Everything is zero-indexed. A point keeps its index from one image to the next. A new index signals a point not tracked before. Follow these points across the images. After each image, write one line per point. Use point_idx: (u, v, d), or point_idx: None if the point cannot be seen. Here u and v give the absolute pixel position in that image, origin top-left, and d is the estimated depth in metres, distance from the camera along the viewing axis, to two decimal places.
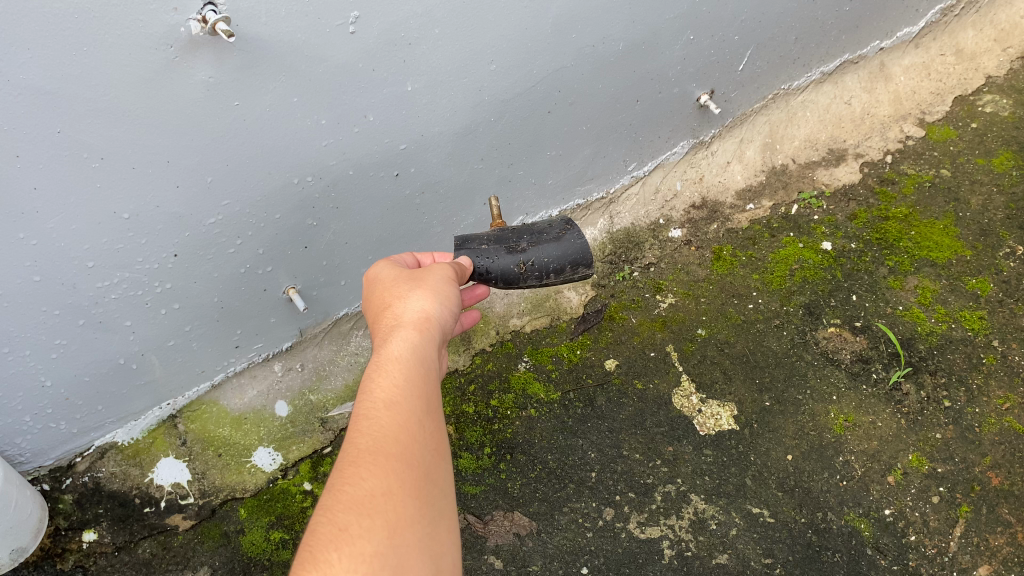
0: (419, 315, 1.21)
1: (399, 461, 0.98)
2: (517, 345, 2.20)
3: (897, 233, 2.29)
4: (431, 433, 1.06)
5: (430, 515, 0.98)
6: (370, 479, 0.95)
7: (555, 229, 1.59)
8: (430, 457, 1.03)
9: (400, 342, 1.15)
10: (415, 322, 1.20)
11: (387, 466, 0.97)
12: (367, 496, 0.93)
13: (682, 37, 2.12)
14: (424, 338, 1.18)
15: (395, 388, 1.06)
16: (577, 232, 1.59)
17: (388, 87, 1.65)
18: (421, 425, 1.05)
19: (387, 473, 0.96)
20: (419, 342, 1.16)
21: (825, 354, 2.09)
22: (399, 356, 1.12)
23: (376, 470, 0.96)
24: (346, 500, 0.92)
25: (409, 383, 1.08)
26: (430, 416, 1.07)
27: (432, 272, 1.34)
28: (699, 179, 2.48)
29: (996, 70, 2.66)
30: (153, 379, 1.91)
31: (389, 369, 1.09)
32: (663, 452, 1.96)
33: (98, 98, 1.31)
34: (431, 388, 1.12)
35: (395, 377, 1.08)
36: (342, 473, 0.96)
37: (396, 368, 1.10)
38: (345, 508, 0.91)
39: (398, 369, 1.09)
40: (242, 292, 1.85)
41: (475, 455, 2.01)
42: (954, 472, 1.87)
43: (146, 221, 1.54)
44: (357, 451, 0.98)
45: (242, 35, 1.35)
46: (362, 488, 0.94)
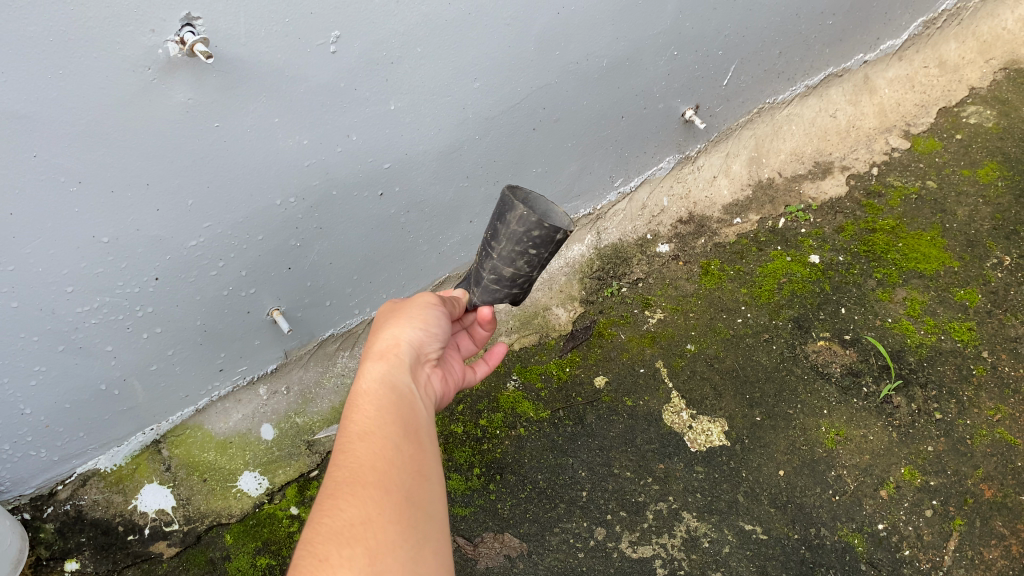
0: (389, 344, 1.23)
1: (376, 488, 0.97)
2: (505, 364, 2.18)
3: (885, 245, 2.28)
4: (411, 456, 1.04)
5: (418, 536, 0.96)
6: (348, 509, 0.95)
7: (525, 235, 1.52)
8: (412, 480, 1.01)
9: (371, 373, 1.16)
10: (384, 352, 1.21)
11: (364, 495, 0.97)
12: (345, 526, 0.93)
13: (666, 52, 2.12)
14: (393, 365, 1.19)
15: (368, 419, 1.07)
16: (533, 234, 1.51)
17: (372, 106, 1.64)
18: (399, 448, 1.04)
19: (364, 501, 0.96)
20: (388, 369, 1.18)
21: (815, 368, 2.07)
22: (369, 387, 1.13)
23: (353, 500, 0.96)
24: (325, 532, 0.93)
25: (382, 411, 1.09)
26: (409, 440, 1.06)
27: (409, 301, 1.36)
28: (686, 194, 2.48)
29: (979, 81, 2.67)
30: (136, 404, 1.89)
31: (361, 402, 1.10)
32: (654, 469, 1.94)
33: (74, 121, 1.30)
34: (408, 413, 1.11)
35: (368, 408, 1.09)
36: (322, 508, 0.97)
37: (369, 400, 1.10)
38: (323, 540, 0.92)
39: (369, 400, 1.10)
40: (225, 315, 1.83)
41: (464, 476, 1.99)
42: (947, 485, 1.86)
43: (126, 245, 1.52)
44: (335, 485, 0.99)
45: (221, 56, 1.34)
46: (340, 519, 0.94)
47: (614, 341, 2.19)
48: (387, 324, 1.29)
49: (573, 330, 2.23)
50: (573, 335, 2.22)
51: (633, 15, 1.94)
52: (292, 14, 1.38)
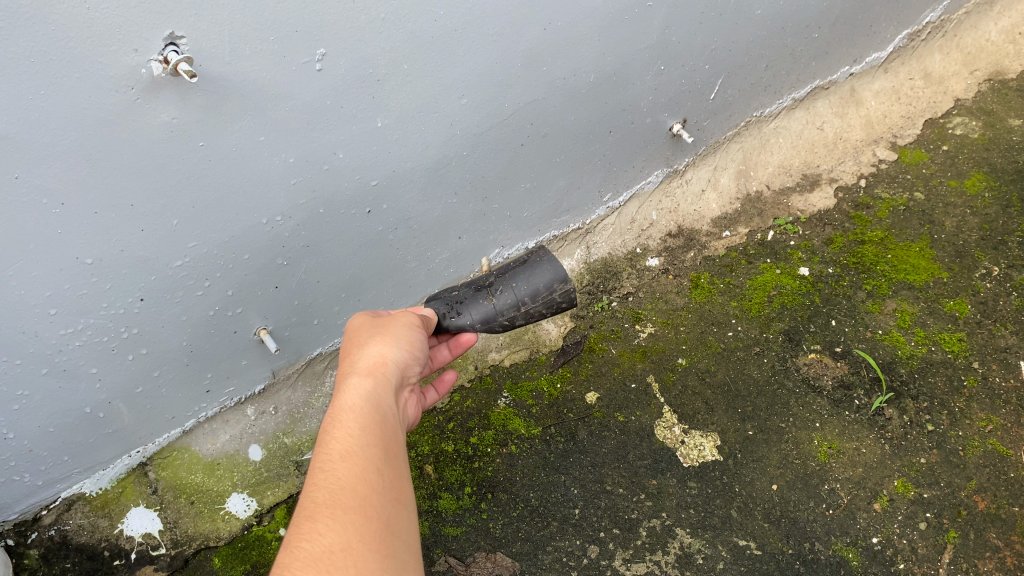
0: (373, 361, 1.20)
1: (358, 513, 0.96)
2: (496, 380, 2.17)
3: (874, 257, 2.29)
4: (390, 482, 1.03)
5: (396, 566, 0.94)
6: (329, 533, 0.93)
7: (527, 261, 1.72)
8: (389, 507, 1.00)
9: (354, 390, 1.13)
10: (369, 369, 1.18)
11: (345, 520, 0.95)
12: (326, 551, 0.91)
13: (653, 67, 2.12)
14: (377, 384, 1.17)
15: (351, 439, 1.05)
16: (551, 255, 1.71)
17: (358, 124, 1.63)
18: (380, 474, 1.02)
19: (345, 526, 0.94)
20: (372, 388, 1.15)
21: (806, 381, 2.07)
22: (352, 405, 1.10)
23: (335, 524, 0.94)
24: (305, 555, 0.90)
25: (364, 433, 1.07)
26: (389, 465, 1.05)
27: (395, 322, 1.34)
28: (675, 208, 2.48)
29: (965, 92, 2.69)
30: (122, 427, 1.86)
31: (344, 420, 1.07)
32: (647, 485, 1.93)
33: (56, 142, 1.28)
34: (387, 435, 1.09)
35: (350, 428, 1.06)
36: (301, 529, 0.94)
37: (351, 419, 1.08)
38: (304, 564, 0.89)
39: (353, 419, 1.08)
40: (212, 335, 1.81)
41: (455, 495, 1.97)
42: (941, 497, 1.85)
43: (110, 266, 1.50)
44: (315, 506, 0.96)
45: (206, 75, 1.33)
46: (320, 543, 0.92)
47: (604, 356, 2.18)
48: (370, 340, 1.26)
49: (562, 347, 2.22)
50: (562, 352, 2.20)
51: (619, 30, 1.95)
52: (277, 33, 1.37)
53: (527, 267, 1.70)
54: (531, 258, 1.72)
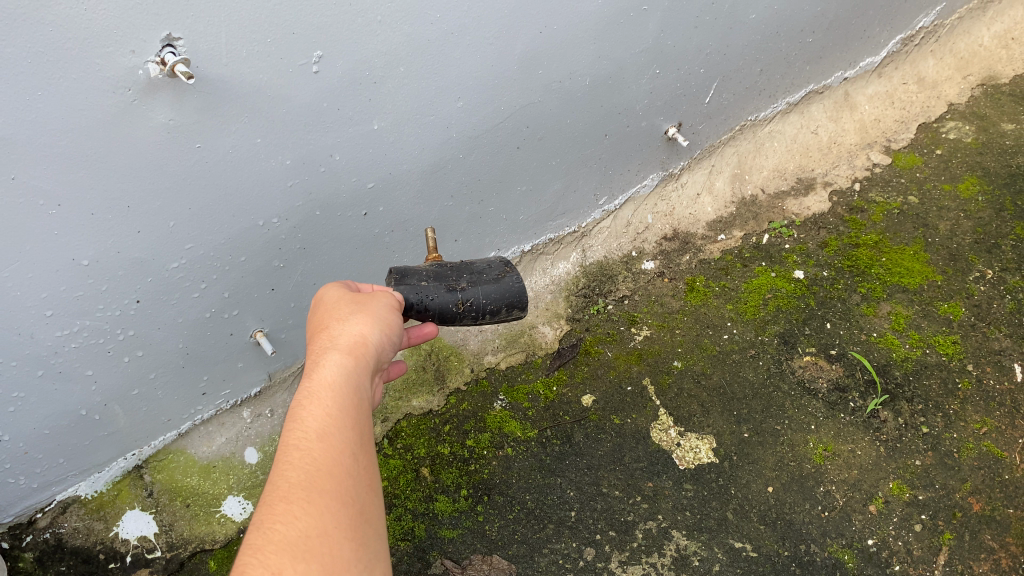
0: (355, 338, 1.12)
1: (333, 499, 0.90)
2: (492, 383, 2.17)
3: (869, 260, 2.30)
4: (366, 468, 0.97)
5: (368, 557, 0.90)
6: (304, 517, 0.87)
7: (495, 269, 1.57)
8: (364, 493, 0.94)
9: (334, 366, 1.05)
10: (351, 346, 1.10)
11: (321, 505, 0.89)
12: (301, 537, 0.85)
13: (648, 70, 2.13)
14: (358, 364, 1.08)
15: (329, 419, 0.97)
16: (519, 275, 1.57)
17: (355, 126, 1.63)
18: (356, 458, 0.96)
19: (321, 512, 0.88)
20: (353, 367, 1.07)
21: (802, 383, 2.07)
22: (332, 382, 1.02)
23: (310, 508, 0.88)
24: (278, 540, 0.84)
25: (342, 412, 0.99)
26: (365, 450, 0.99)
27: (377, 299, 1.25)
28: (670, 212, 2.49)
29: (958, 97, 2.70)
30: (117, 429, 1.86)
31: (321, 396, 1.00)
32: (643, 488, 1.93)
33: (53, 143, 1.29)
34: (363, 418, 1.03)
35: (328, 406, 0.99)
36: (273, 509, 0.88)
37: (330, 397, 1.00)
38: (277, 550, 0.83)
39: (331, 396, 1.00)
40: (208, 337, 1.81)
41: (451, 498, 1.97)
42: (935, 499, 1.85)
43: (106, 267, 1.50)
44: (288, 486, 0.90)
45: (203, 76, 1.33)
46: (295, 528, 0.86)
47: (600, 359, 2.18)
48: (352, 313, 1.17)
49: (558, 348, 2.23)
50: (558, 353, 2.21)
51: (615, 34, 1.95)
52: (274, 34, 1.38)
53: (496, 278, 1.55)
54: (497, 268, 1.57)
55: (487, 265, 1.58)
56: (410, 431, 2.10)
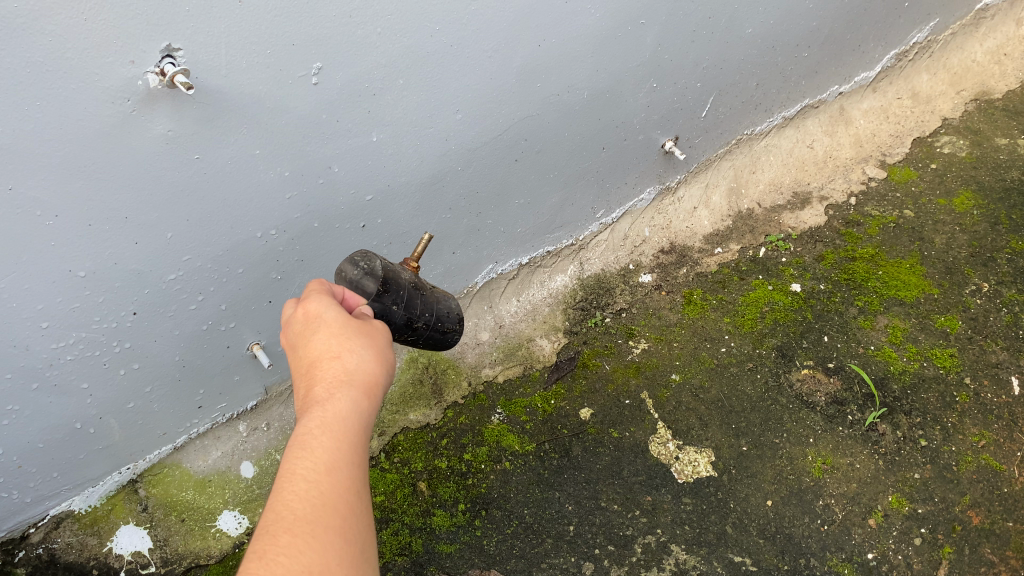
0: (362, 369, 1.09)
1: (337, 537, 0.88)
2: (489, 397, 2.16)
3: (865, 274, 2.30)
4: (365, 510, 0.95)
5: None
6: (308, 551, 0.84)
7: (452, 318, 1.55)
8: (363, 535, 0.92)
9: (344, 398, 1.03)
10: (360, 379, 1.07)
11: (325, 541, 0.87)
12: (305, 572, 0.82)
13: (646, 84, 2.14)
14: (365, 399, 1.06)
15: (338, 455, 0.95)
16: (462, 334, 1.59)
17: (353, 138, 1.63)
18: (358, 497, 0.94)
19: (325, 548, 0.86)
20: (361, 401, 1.05)
21: (799, 397, 2.06)
22: (342, 415, 1.00)
23: (314, 543, 0.86)
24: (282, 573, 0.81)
25: (349, 448, 0.97)
26: (365, 491, 0.97)
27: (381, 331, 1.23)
28: (667, 225, 2.49)
29: (952, 112, 2.72)
30: (112, 443, 1.84)
31: (331, 427, 0.97)
32: (641, 502, 1.92)
33: (52, 154, 1.28)
34: (365, 457, 1.00)
35: (338, 439, 0.97)
36: (277, 539, 0.85)
37: (339, 430, 0.98)
38: None
39: (340, 429, 0.98)
40: (204, 350, 1.80)
41: (449, 512, 1.95)
42: (935, 512, 1.85)
43: (104, 279, 1.50)
44: (294, 517, 0.87)
45: (202, 87, 1.33)
46: (300, 561, 0.83)
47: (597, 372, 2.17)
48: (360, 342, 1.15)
49: (556, 363, 2.22)
50: (557, 368, 2.20)
51: (613, 47, 1.96)
52: (274, 46, 1.38)
53: (446, 330, 1.54)
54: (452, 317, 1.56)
55: (449, 308, 1.55)
56: (407, 445, 2.08)
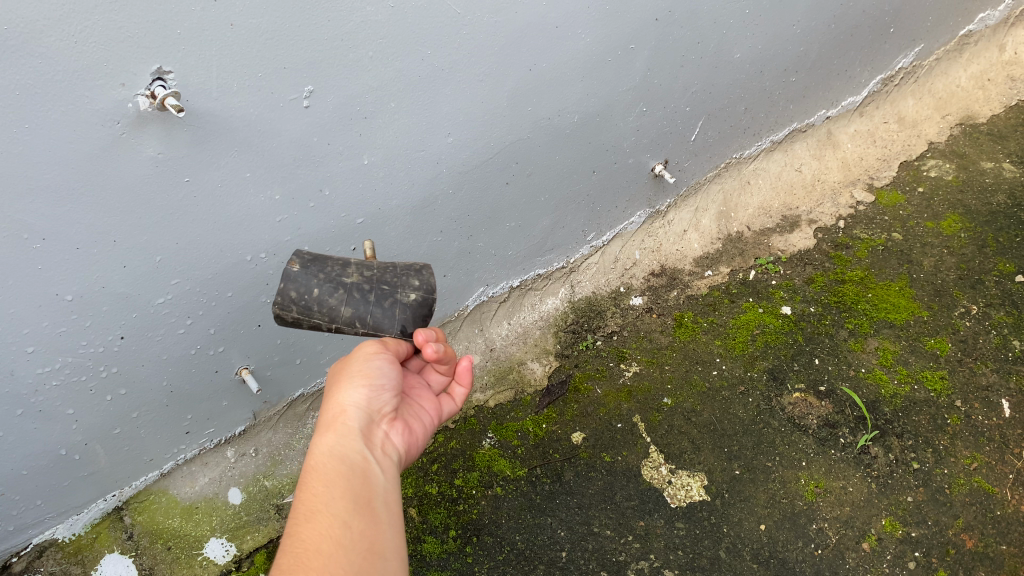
0: (337, 412, 1.19)
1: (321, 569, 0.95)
2: (480, 421, 2.15)
3: (855, 296, 2.30)
4: (360, 532, 1.02)
5: None
6: None
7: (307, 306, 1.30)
8: (357, 558, 0.98)
9: (319, 448, 1.13)
10: (332, 420, 1.18)
11: None
12: None
13: (636, 108, 2.14)
14: (343, 433, 1.16)
15: (315, 502, 1.04)
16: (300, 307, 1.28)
17: (344, 161, 1.63)
18: (345, 526, 1.02)
19: None
20: (338, 439, 1.15)
21: (791, 420, 2.06)
22: (316, 465, 1.10)
23: None
24: None
25: (328, 488, 1.06)
26: (358, 517, 1.04)
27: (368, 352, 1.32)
28: (657, 247, 2.50)
29: (938, 136, 2.75)
30: (97, 469, 1.81)
31: (306, 481, 1.08)
32: (635, 527, 1.90)
33: (40, 176, 1.27)
34: (355, 487, 1.08)
35: (314, 487, 1.06)
36: None
37: (314, 479, 1.08)
38: None
39: (315, 477, 1.08)
40: (192, 375, 1.78)
41: (440, 539, 1.93)
42: (929, 536, 1.82)
43: (91, 302, 1.48)
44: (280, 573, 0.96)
45: (193, 110, 1.33)
46: None
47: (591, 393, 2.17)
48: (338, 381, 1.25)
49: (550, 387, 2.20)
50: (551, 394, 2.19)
51: (602, 72, 1.97)
52: (265, 69, 1.38)
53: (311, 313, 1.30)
54: (295, 285, 1.29)
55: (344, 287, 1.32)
56: None
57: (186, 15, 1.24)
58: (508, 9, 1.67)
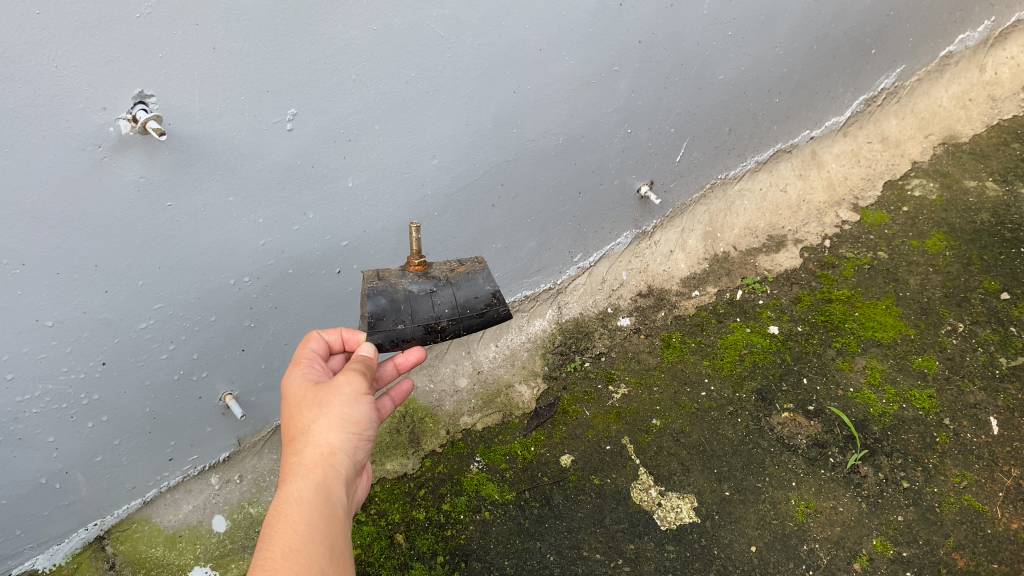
0: (326, 445, 1.13)
1: None
2: (468, 445, 2.13)
3: (842, 315, 2.31)
4: None
5: None
6: None
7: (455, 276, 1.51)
8: None
9: (304, 480, 1.07)
10: (320, 453, 1.12)
11: None
12: None
13: (621, 129, 2.15)
14: (329, 473, 1.11)
15: (302, 546, 0.98)
16: (478, 279, 1.51)
17: (328, 184, 1.63)
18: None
19: None
20: (324, 476, 1.10)
21: (781, 440, 2.05)
22: (300, 496, 1.05)
23: None
24: None
25: (309, 528, 1.01)
26: (335, 567, 0.99)
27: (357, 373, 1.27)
28: (644, 268, 2.50)
29: (921, 155, 2.77)
30: (78, 498, 1.77)
31: (287, 511, 1.02)
32: (624, 550, 1.87)
33: (20, 201, 1.25)
34: (334, 533, 1.04)
35: (296, 521, 1.01)
36: None
37: (297, 512, 1.02)
38: None
39: (298, 510, 1.02)
40: (175, 401, 1.75)
41: (428, 564, 1.89)
42: (919, 555, 1.80)
43: (71, 327, 1.46)
44: None
45: (175, 133, 1.33)
46: None
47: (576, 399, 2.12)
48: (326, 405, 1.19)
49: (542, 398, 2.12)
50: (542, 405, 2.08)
51: (587, 93, 1.98)
52: (247, 92, 1.38)
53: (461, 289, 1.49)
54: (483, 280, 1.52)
55: (474, 292, 1.50)
56: (384, 496, 2.03)
57: (168, 38, 1.24)
58: (492, 32, 1.68)
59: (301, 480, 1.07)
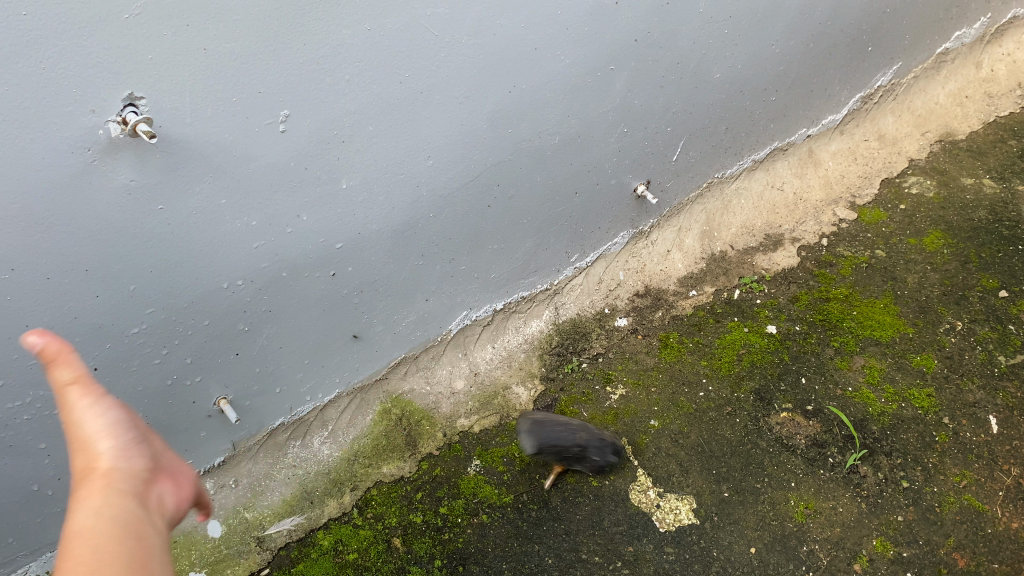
0: (86, 476, 0.73)
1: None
2: (465, 447, 2.11)
3: (840, 314, 2.30)
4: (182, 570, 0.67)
5: None
6: None
7: None
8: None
9: (78, 515, 0.67)
10: (84, 486, 0.71)
11: None
12: None
13: (617, 129, 2.14)
14: (106, 499, 0.70)
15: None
16: None
17: (322, 186, 1.61)
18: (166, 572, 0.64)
19: None
20: (108, 493, 0.71)
21: (780, 440, 2.03)
22: (85, 526, 0.65)
23: None
24: None
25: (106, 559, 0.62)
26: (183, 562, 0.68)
27: None
28: (641, 268, 2.48)
29: (918, 153, 2.76)
30: (71, 505, 1.75)
31: (72, 548, 0.63)
32: (623, 552, 1.86)
33: (9, 206, 1.24)
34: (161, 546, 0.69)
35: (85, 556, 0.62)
36: None
37: (85, 544, 0.63)
38: None
39: (84, 542, 0.63)
40: (169, 406, 1.74)
41: (425, 568, 1.87)
42: (920, 556, 1.79)
43: (62, 333, 1.44)
44: None
45: (166, 135, 1.32)
46: None
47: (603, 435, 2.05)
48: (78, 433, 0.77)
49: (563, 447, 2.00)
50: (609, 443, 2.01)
51: (583, 93, 1.96)
52: (239, 94, 1.37)
53: None
54: None
55: None
56: (381, 500, 2.02)
57: (157, 39, 1.23)
58: (487, 31, 1.67)
59: (76, 513, 0.68)
